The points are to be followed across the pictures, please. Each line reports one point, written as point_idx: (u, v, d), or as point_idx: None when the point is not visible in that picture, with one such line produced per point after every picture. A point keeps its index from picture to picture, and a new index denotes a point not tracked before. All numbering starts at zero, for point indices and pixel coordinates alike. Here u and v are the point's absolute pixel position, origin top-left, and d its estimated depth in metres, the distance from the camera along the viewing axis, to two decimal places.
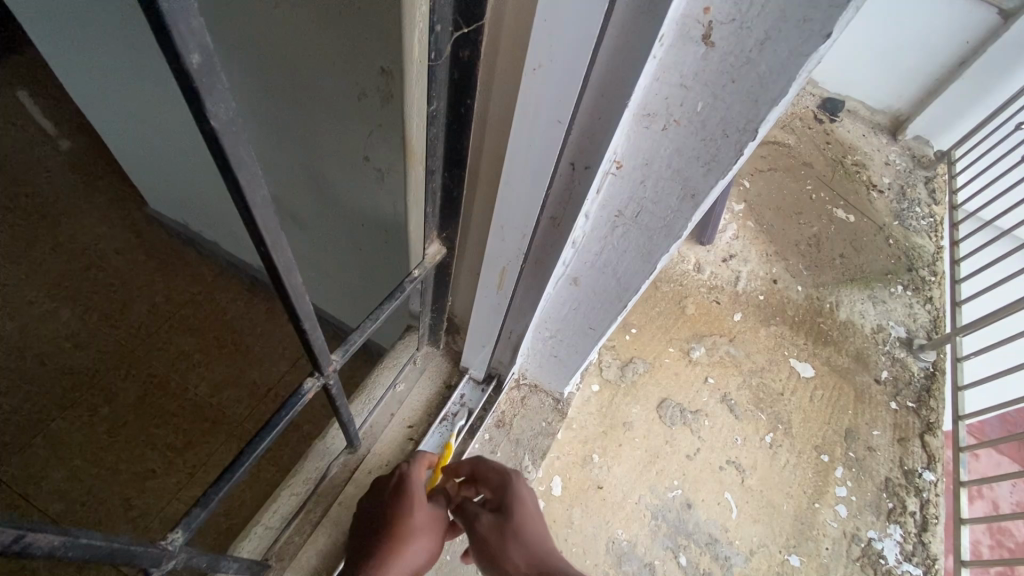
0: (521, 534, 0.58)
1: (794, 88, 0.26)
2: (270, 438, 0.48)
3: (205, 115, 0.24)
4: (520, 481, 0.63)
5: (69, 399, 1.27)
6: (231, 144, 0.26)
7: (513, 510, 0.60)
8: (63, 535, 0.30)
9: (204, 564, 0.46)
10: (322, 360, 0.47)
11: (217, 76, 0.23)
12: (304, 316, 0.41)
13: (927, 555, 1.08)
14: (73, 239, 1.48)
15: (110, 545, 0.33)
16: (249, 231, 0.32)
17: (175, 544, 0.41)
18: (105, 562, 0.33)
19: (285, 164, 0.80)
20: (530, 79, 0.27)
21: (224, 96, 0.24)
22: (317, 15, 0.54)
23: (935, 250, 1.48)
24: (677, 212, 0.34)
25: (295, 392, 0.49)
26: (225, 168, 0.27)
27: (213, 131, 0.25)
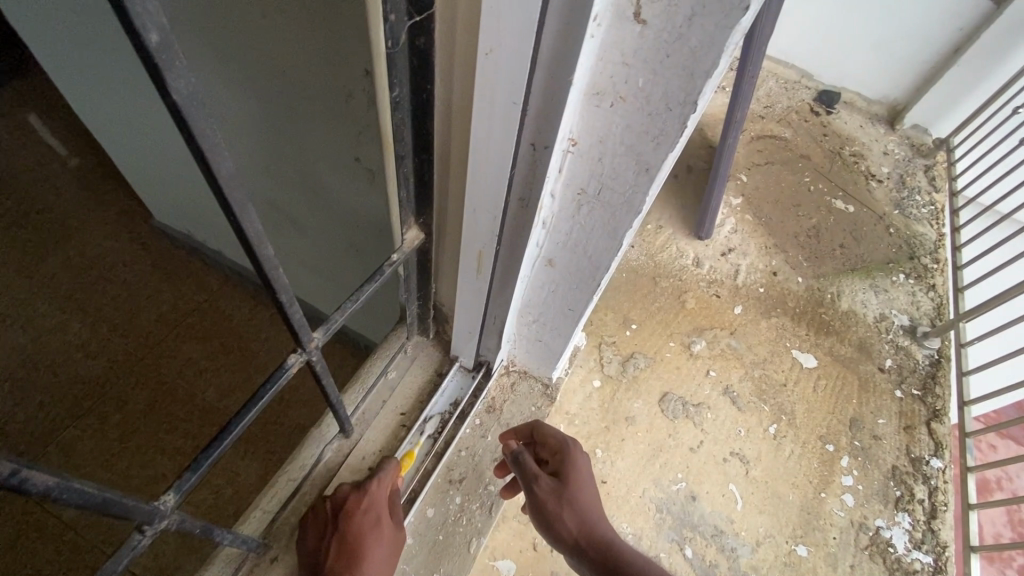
0: (577, 502, 0.66)
1: (725, 60, 0.28)
2: (256, 410, 0.51)
3: (165, 88, 0.26)
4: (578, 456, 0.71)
5: (81, 407, 1.31)
6: (194, 118, 0.28)
7: (570, 479, 0.68)
8: (58, 477, 0.32)
9: (202, 533, 0.49)
10: (304, 336, 0.49)
11: (173, 52, 0.25)
12: (281, 289, 0.43)
13: (937, 542, 1.07)
14: (82, 253, 1.52)
15: (103, 495, 0.36)
16: (219, 200, 0.34)
17: (168, 505, 0.44)
18: (98, 511, 0.36)
19: (280, 168, 0.83)
20: (483, 63, 0.30)
21: (183, 71, 0.26)
22: (300, 21, 0.56)
23: (937, 238, 1.47)
24: (634, 186, 0.36)
25: (278, 367, 0.51)
26: (191, 142, 0.29)
27: (174, 104, 0.27)
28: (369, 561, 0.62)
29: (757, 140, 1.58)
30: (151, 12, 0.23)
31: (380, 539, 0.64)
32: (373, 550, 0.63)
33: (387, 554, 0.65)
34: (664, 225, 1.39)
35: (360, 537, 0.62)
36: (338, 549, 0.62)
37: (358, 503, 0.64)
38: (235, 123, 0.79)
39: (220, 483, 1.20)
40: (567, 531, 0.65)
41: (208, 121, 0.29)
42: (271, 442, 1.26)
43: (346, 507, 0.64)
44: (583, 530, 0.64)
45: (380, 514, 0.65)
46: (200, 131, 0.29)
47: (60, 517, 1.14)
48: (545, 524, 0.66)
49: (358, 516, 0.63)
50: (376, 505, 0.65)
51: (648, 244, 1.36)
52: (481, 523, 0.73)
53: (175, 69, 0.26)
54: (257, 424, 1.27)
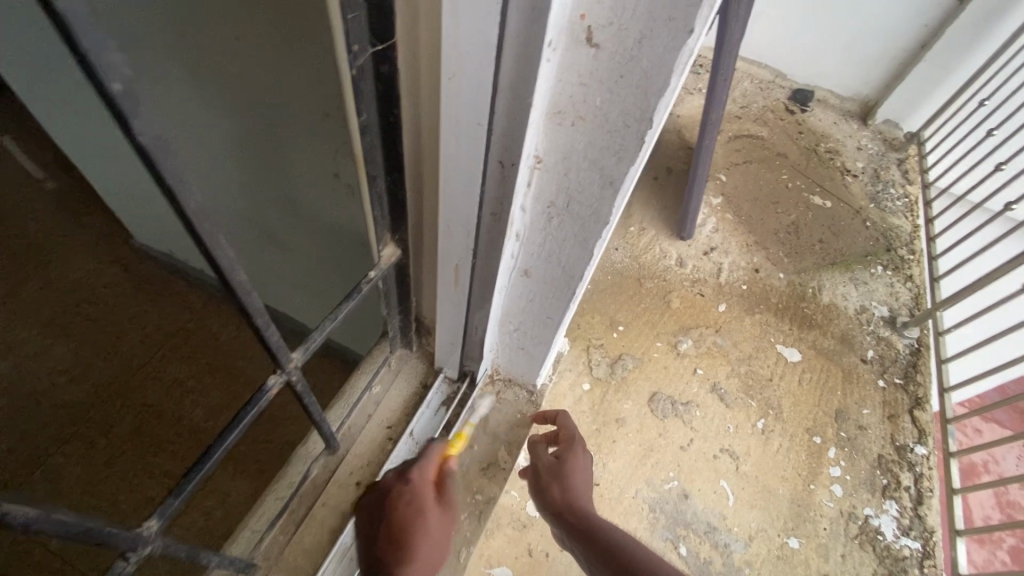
0: (564, 476, 0.71)
1: (676, 78, 0.29)
2: (239, 431, 0.51)
3: (131, 130, 0.26)
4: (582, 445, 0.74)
5: (65, 434, 1.29)
6: (160, 156, 0.28)
7: (567, 459, 0.72)
8: (39, 509, 0.33)
9: (189, 557, 0.49)
10: (281, 357, 0.49)
11: (139, 96, 0.26)
12: (258, 312, 0.44)
13: (924, 528, 1.10)
14: (62, 276, 1.50)
15: (84, 523, 0.36)
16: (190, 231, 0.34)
17: (152, 529, 0.44)
18: (80, 539, 0.36)
19: (259, 188, 0.83)
20: (447, 87, 0.31)
21: (150, 114, 0.27)
22: (269, 41, 0.57)
23: (912, 229, 1.51)
24: (601, 198, 0.37)
25: (259, 389, 0.51)
26: (159, 178, 0.30)
27: (141, 144, 0.27)
28: (422, 552, 0.59)
29: (734, 140, 1.61)
30: (116, 62, 0.24)
31: (425, 526, 0.60)
32: (425, 540, 0.60)
33: (440, 544, 0.62)
34: (646, 226, 1.41)
35: (408, 530, 0.59)
36: (388, 545, 0.58)
37: (401, 496, 0.61)
38: (212, 144, 0.79)
39: (211, 504, 1.19)
40: (551, 501, 0.70)
41: (176, 157, 0.29)
42: (262, 461, 1.25)
43: (390, 501, 0.61)
44: (563, 502, 0.69)
45: (423, 503, 0.61)
46: (168, 167, 0.29)
47: (48, 546, 1.13)
48: (536, 492, 0.73)
49: (404, 507, 0.60)
50: (419, 495, 0.62)
51: (632, 246, 1.38)
52: (471, 531, 0.74)
53: (142, 112, 0.26)
54: (247, 442, 1.26)
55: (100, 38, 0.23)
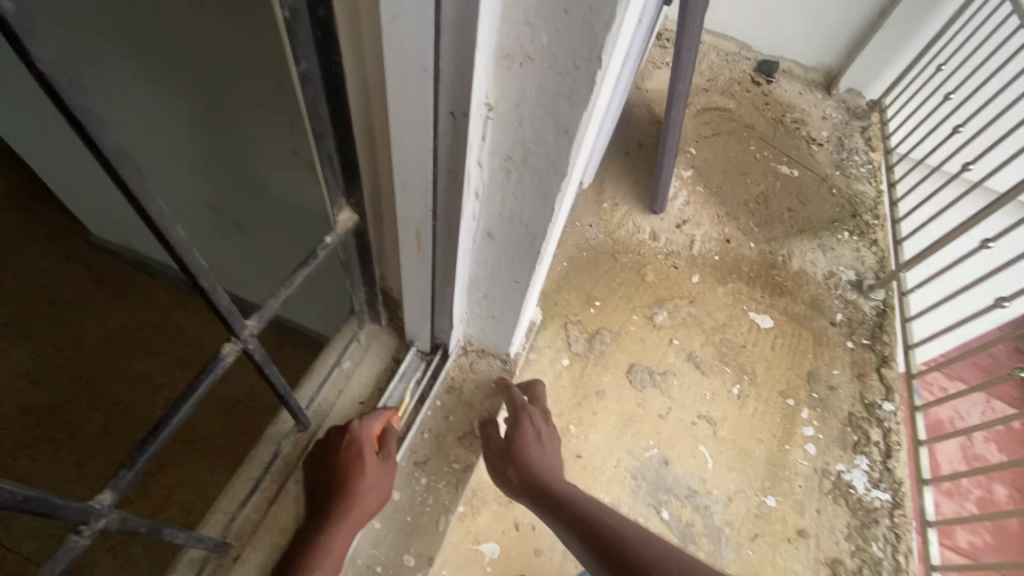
0: (520, 458, 0.71)
1: (622, 12, 0.28)
2: (194, 403, 0.50)
3: (30, 62, 0.24)
4: (529, 419, 0.75)
5: (30, 437, 1.24)
6: (69, 94, 0.26)
7: (517, 440, 0.73)
8: None
9: (149, 534, 0.48)
10: (235, 325, 0.48)
11: (35, 21, 0.23)
12: (201, 276, 0.42)
13: (893, 480, 1.14)
14: (15, 276, 1.43)
15: (30, 495, 0.34)
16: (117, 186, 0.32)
17: (105, 503, 0.43)
18: (25, 510, 0.34)
19: (217, 169, 0.80)
20: (389, 29, 0.30)
21: (50, 43, 0.24)
22: (213, 7, 0.54)
23: (876, 194, 1.54)
24: (557, 148, 0.37)
25: (214, 358, 0.50)
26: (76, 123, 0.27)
27: (43, 77, 0.25)
28: (356, 491, 0.64)
29: (703, 113, 1.62)
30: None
31: (363, 470, 0.65)
32: (360, 481, 0.64)
33: (378, 486, 0.66)
34: (619, 202, 1.41)
35: (343, 472, 0.64)
36: (327, 484, 0.64)
37: (341, 443, 0.66)
38: (165, 123, 0.76)
39: (190, 498, 1.17)
40: (513, 483, 0.71)
41: (88, 94, 0.27)
42: (239, 451, 1.23)
43: (332, 447, 0.66)
44: (525, 482, 0.70)
45: (363, 448, 0.66)
46: (79, 107, 0.27)
47: (20, 550, 1.10)
48: (497, 475, 0.73)
49: (342, 454, 0.65)
50: (360, 441, 0.66)
51: (606, 222, 1.38)
52: (448, 501, 0.75)
53: (40, 41, 0.24)
54: (223, 435, 1.24)
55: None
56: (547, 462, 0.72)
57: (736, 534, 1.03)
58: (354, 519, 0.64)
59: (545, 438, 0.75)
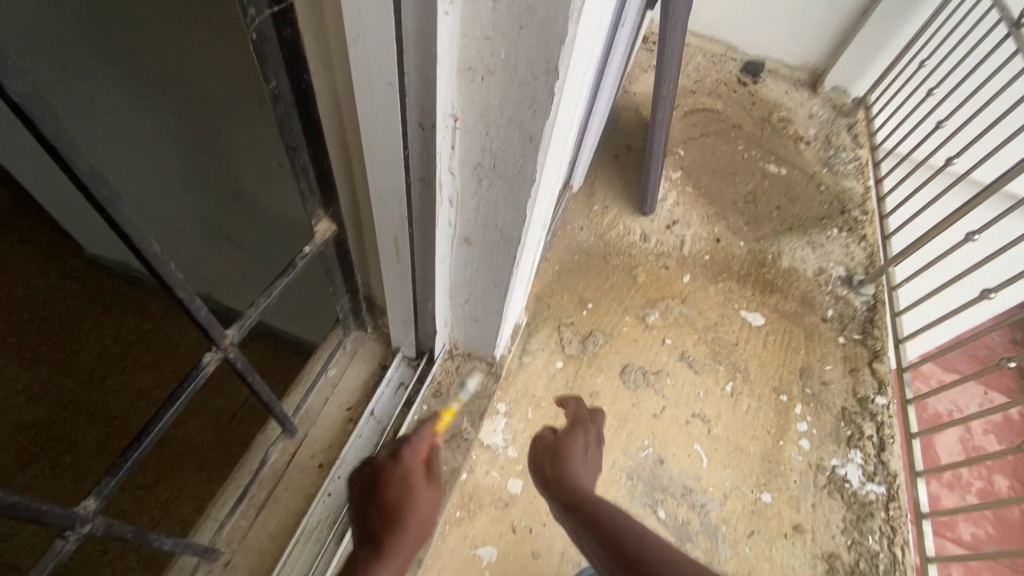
0: (563, 454, 0.74)
1: (576, 24, 0.30)
2: (175, 410, 0.51)
3: (2, 90, 0.25)
4: (583, 433, 0.80)
5: (26, 455, 1.25)
6: (44, 121, 0.27)
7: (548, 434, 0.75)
8: None
9: (138, 540, 0.48)
10: (214, 332, 0.49)
11: (5, 51, 0.24)
12: (178, 285, 0.43)
13: (888, 473, 1.15)
14: (9, 294, 1.44)
15: (11, 499, 0.35)
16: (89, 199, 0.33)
17: (90, 509, 0.43)
18: (7, 515, 0.35)
19: (204, 183, 0.81)
20: (353, 47, 0.31)
21: (20, 72, 0.25)
22: (193, 27, 0.55)
23: (864, 190, 1.56)
24: (524, 155, 0.38)
25: (194, 367, 0.51)
26: (48, 145, 0.28)
27: (15, 104, 0.26)
28: (408, 521, 0.60)
29: (690, 114, 1.64)
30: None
31: (408, 501, 0.62)
32: (414, 507, 0.62)
33: (426, 512, 0.63)
34: (609, 205, 1.43)
35: (400, 498, 0.62)
36: (382, 512, 0.61)
37: (392, 470, 0.64)
38: (150, 141, 0.77)
39: (186, 511, 1.17)
40: (545, 474, 0.73)
41: (59, 118, 0.28)
42: (235, 462, 1.24)
43: (383, 474, 0.64)
44: (556, 474, 0.71)
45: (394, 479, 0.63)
46: (49, 128, 0.28)
47: None
48: (531, 467, 0.75)
49: (395, 480, 0.63)
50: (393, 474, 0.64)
51: (597, 224, 1.40)
52: None
53: (10, 71, 0.24)
54: (219, 446, 1.25)
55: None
56: (584, 467, 0.74)
57: (732, 531, 1.04)
58: (405, 550, 0.59)
59: (588, 454, 0.78)
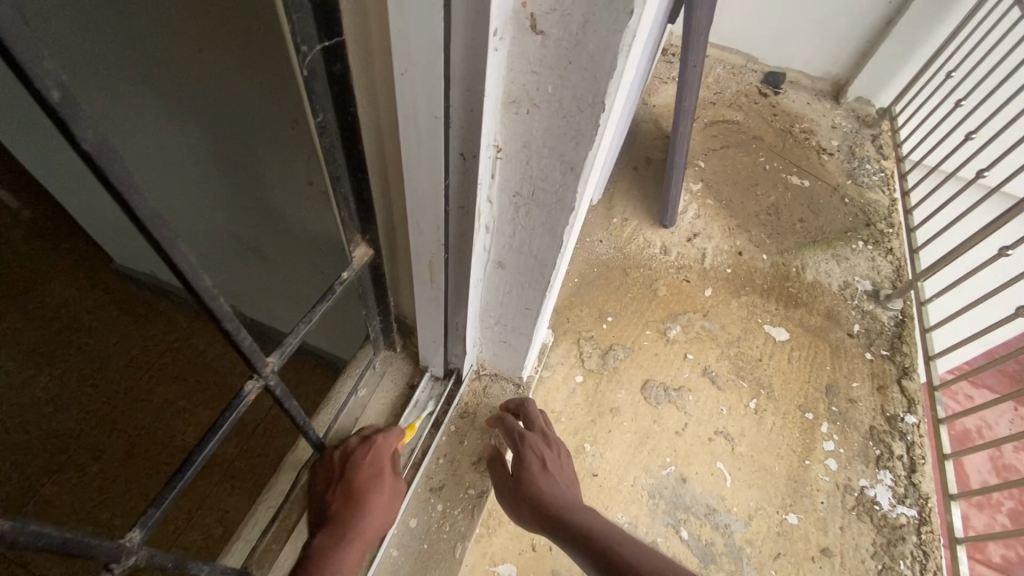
0: (528, 490, 0.71)
1: (623, 61, 0.31)
2: (219, 438, 0.52)
3: (75, 140, 0.26)
4: (532, 447, 0.75)
5: (55, 463, 1.27)
6: (111, 168, 0.28)
7: (524, 476, 0.72)
8: (16, 520, 0.32)
9: (177, 569, 0.48)
10: (257, 363, 0.50)
11: (79, 103, 0.25)
12: (226, 318, 0.44)
13: (919, 495, 1.11)
14: (42, 304, 1.47)
15: (63, 535, 0.36)
16: (147, 237, 0.34)
17: (135, 540, 0.44)
18: (59, 551, 0.36)
19: (235, 201, 0.82)
20: (401, 82, 0.32)
21: (91, 121, 0.26)
22: (230, 52, 0.56)
23: (890, 203, 1.53)
24: (564, 184, 0.39)
25: (237, 395, 0.52)
26: (112, 189, 0.29)
27: (86, 153, 0.27)
28: (373, 506, 0.66)
29: (711, 126, 1.63)
30: (50, 70, 0.23)
31: (380, 487, 0.67)
32: (378, 498, 0.67)
33: (388, 502, 0.68)
34: (629, 217, 1.42)
35: (363, 485, 0.66)
36: (344, 497, 0.65)
37: (363, 455, 0.68)
38: (184, 159, 0.78)
39: (210, 523, 1.18)
40: (527, 517, 0.71)
41: (125, 165, 0.29)
42: (258, 475, 1.24)
43: (352, 458, 0.68)
44: (540, 515, 0.69)
45: (382, 466, 0.68)
46: (115, 174, 0.29)
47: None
48: (511, 511, 0.73)
49: (363, 467, 0.67)
50: (379, 460, 0.69)
51: (617, 237, 1.39)
52: (466, 527, 0.75)
53: (83, 120, 0.26)
54: (242, 458, 1.26)
55: (33, 47, 0.22)
56: (557, 490, 0.71)
57: (758, 553, 1.01)
58: (364, 535, 0.65)
59: (551, 465, 0.74)
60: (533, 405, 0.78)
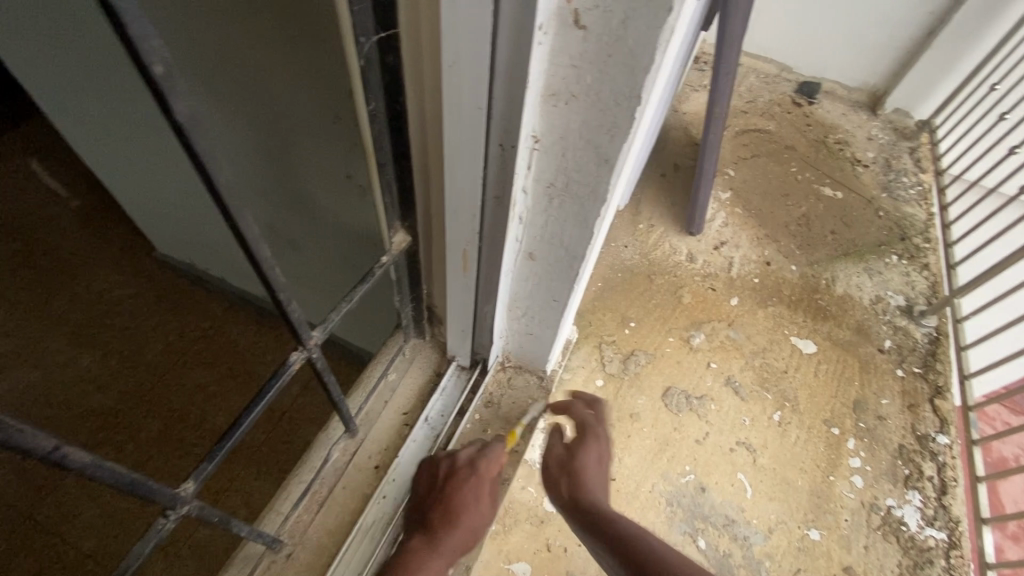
0: (573, 473, 0.75)
1: (661, 55, 0.32)
2: (263, 406, 0.54)
3: (169, 109, 0.29)
4: (593, 441, 0.77)
5: (94, 439, 1.33)
6: (196, 140, 0.31)
7: (574, 459, 0.76)
8: (93, 456, 0.35)
9: (221, 527, 0.51)
10: (302, 335, 0.52)
11: (176, 79, 0.28)
12: (278, 290, 0.46)
13: (949, 518, 1.08)
14: (88, 289, 1.55)
15: (130, 476, 0.39)
16: (218, 208, 0.37)
17: (189, 492, 0.46)
18: (126, 491, 0.39)
19: (276, 191, 0.86)
20: (449, 72, 0.34)
21: (185, 95, 0.29)
22: (284, 47, 0.59)
23: (927, 218, 1.50)
24: (597, 175, 0.41)
25: (282, 365, 0.54)
26: (192, 157, 0.32)
27: (177, 122, 0.30)
28: (464, 524, 0.69)
29: (742, 135, 1.62)
30: (157, 47, 0.26)
31: (478, 507, 0.70)
32: (469, 517, 0.69)
33: (477, 523, 0.70)
34: (655, 223, 1.42)
35: (460, 503, 0.69)
36: (443, 512, 0.67)
37: (468, 476, 0.70)
38: (232, 148, 0.82)
39: (236, 503, 1.22)
40: (561, 494, 0.74)
41: (206, 139, 0.32)
42: (283, 460, 1.28)
43: (457, 475, 0.70)
44: (572, 497, 0.73)
45: (482, 489, 0.71)
46: (199, 146, 0.32)
47: (80, 547, 1.17)
48: (549, 485, 0.78)
49: (466, 487, 0.69)
50: (482, 482, 0.71)
51: (642, 242, 1.39)
52: (486, 513, 0.77)
53: (178, 93, 0.28)
54: (268, 442, 1.30)
55: (145, 25, 0.25)
56: (596, 483, 0.74)
57: (777, 567, 1.00)
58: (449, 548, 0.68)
59: (603, 463, 0.77)
60: (605, 407, 0.81)
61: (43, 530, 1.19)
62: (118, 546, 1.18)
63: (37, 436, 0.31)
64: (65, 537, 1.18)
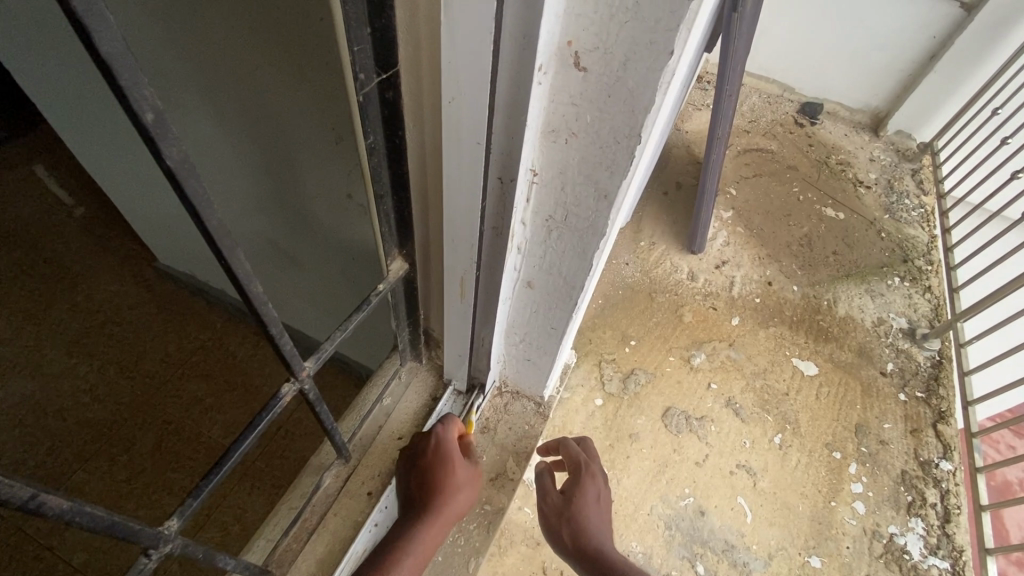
0: (577, 518, 0.71)
1: (661, 97, 0.32)
2: (254, 437, 0.54)
3: (161, 156, 0.29)
4: (593, 477, 0.74)
5: (87, 451, 1.32)
6: (190, 185, 0.31)
7: (575, 501, 0.72)
8: (73, 500, 0.35)
9: (206, 560, 0.50)
10: (294, 366, 0.52)
11: (167, 125, 0.28)
12: (273, 321, 0.46)
13: (953, 547, 1.06)
14: (88, 298, 1.55)
15: (112, 517, 0.38)
16: (212, 245, 0.37)
17: (172, 529, 0.46)
18: (108, 532, 0.38)
19: (276, 208, 0.86)
20: (448, 110, 0.35)
21: (177, 140, 0.29)
22: (286, 70, 0.60)
23: (929, 240, 1.49)
24: (597, 210, 0.40)
25: (273, 397, 0.54)
26: (186, 199, 0.32)
27: (169, 168, 0.30)
28: (447, 492, 0.66)
29: (744, 154, 1.62)
30: (148, 95, 0.26)
31: (452, 473, 0.67)
32: (450, 483, 0.66)
33: (461, 489, 0.67)
34: (656, 241, 1.42)
35: (436, 472, 0.66)
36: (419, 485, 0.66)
37: (430, 445, 0.68)
38: (234, 166, 0.82)
39: (227, 520, 1.20)
40: (565, 542, 0.71)
41: (200, 181, 0.32)
42: (277, 477, 1.27)
43: (422, 448, 0.69)
44: (578, 546, 0.70)
45: (449, 455, 0.67)
46: (194, 189, 0.32)
47: (69, 562, 1.16)
48: (547, 529, 0.74)
49: (432, 454, 0.67)
50: (447, 447, 0.68)
51: (642, 260, 1.38)
52: (480, 543, 0.76)
53: (170, 139, 0.29)
54: (262, 457, 1.29)
55: (136, 75, 0.25)
56: (599, 525, 0.71)
57: None
58: (442, 521, 0.65)
59: (601, 499, 0.74)
60: (594, 442, 0.78)
61: (33, 543, 1.17)
62: (107, 563, 1.16)
63: (17, 485, 0.30)
64: (54, 551, 1.16)
